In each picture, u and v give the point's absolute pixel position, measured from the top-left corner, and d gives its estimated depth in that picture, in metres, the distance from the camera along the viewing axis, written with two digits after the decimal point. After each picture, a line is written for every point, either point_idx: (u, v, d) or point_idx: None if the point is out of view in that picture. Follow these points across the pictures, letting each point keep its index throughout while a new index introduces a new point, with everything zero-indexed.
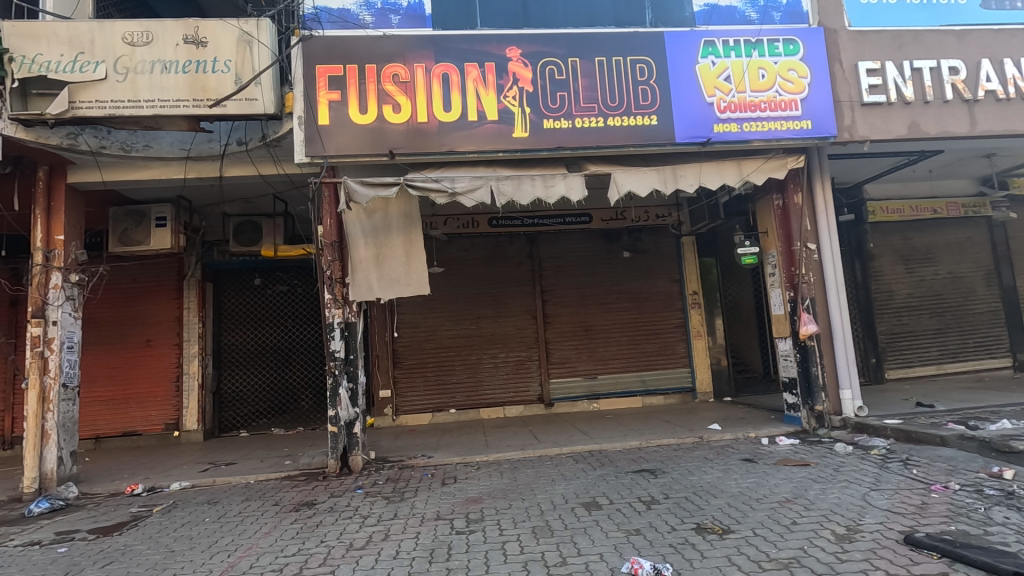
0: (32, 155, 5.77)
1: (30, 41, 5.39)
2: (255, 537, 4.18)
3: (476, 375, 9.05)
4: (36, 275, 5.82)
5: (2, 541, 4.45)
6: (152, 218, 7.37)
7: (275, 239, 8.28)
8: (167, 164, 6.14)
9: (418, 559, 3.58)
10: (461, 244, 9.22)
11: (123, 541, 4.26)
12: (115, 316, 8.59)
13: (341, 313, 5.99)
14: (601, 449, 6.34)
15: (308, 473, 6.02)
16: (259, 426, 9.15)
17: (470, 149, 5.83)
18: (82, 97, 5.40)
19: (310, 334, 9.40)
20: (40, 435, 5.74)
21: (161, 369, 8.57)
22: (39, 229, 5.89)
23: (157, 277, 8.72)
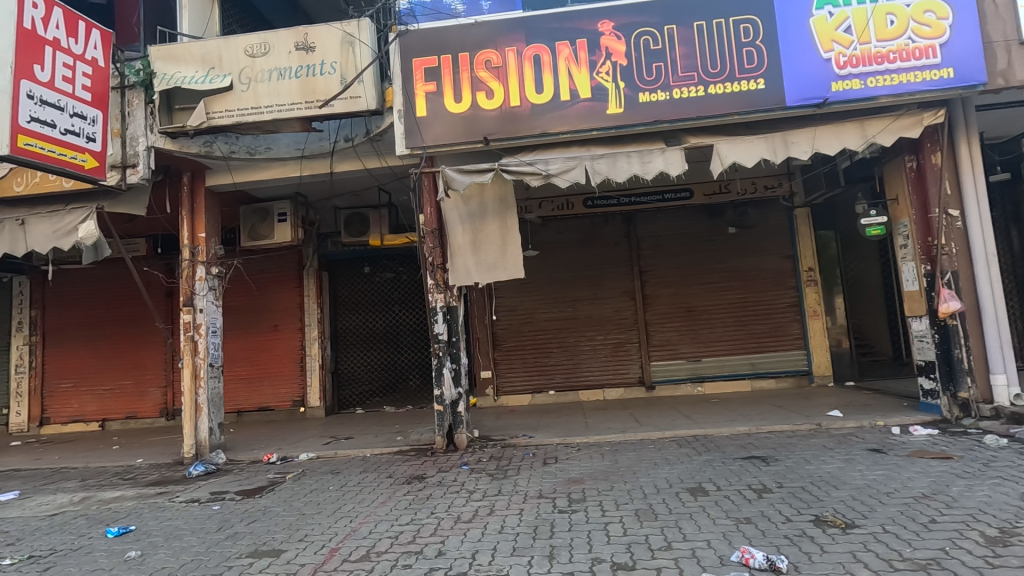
0: (177, 163, 6.56)
1: (171, 62, 6.12)
2: (373, 506, 4.53)
3: (574, 358, 9.05)
4: (185, 268, 6.64)
5: (171, 497, 5.21)
6: (275, 214, 8.09)
7: (382, 230, 8.74)
8: (285, 164, 6.64)
9: (522, 534, 3.69)
10: (556, 227, 9.21)
11: (264, 503, 4.81)
12: (248, 304, 9.62)
13: (443, 297, 6.25)
14: (706, 434, 6.10)
15: (417, 449, 6.39)
16: (372, 404, 9.82)
17: (563, 130, 5.78)
18: (215, 108, 6.02)
19: (415, 317, 9.87)
20: (194, 408, 6.61)
21: (287, 351, 9.48)
22: (185, 228, 6.71)
23: (280, 268, 9.61)
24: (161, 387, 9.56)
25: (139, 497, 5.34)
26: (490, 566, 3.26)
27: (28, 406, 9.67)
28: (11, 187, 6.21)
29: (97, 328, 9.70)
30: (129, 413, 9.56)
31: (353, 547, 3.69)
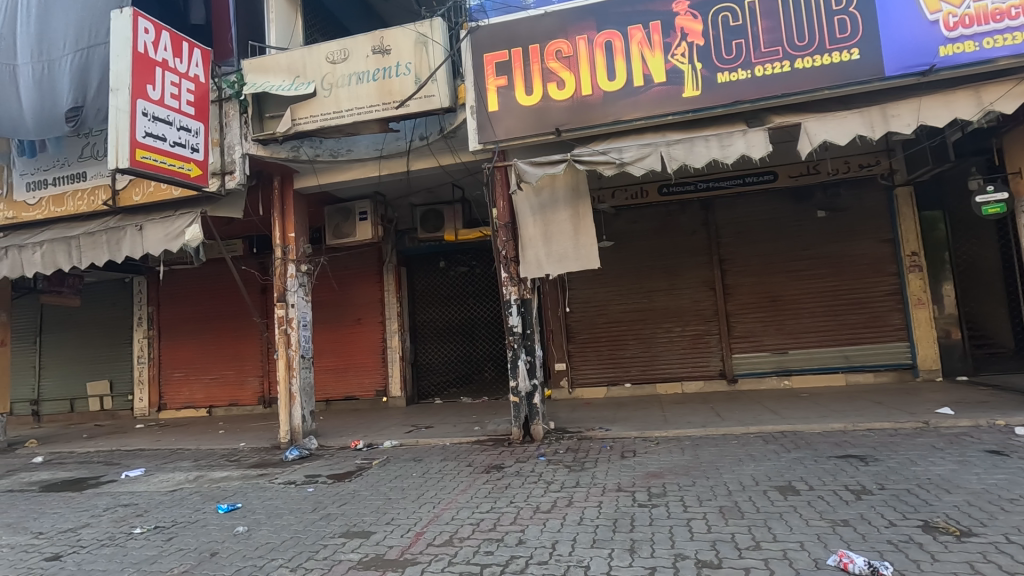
0: (269, 168, 7.02)
1: (260, 73, 6.55)
2: (455, 493, 4.67)
3: (650, 350, 8.85)
4: (277, 267, 7.12)
5: (271, 478, 5.64)
6: (356, 213, 8.48)
7: (456, 225, 8.96)
8: (364, 165, 6.92)
9: (602, 527, 3.67)
10: (630, 216, 9.02)
11: (353, 487, 5.09)
12: (333, 299, 10.17)
13: (517, 290, 6.30)
14: (796, 430, 5.78)
15: (495, 439, 6.51)
16: (450, 395, 10.11)
17: (636, 117, 5.64)
18: (301, 114, 6.40)
19: (489, 310, 10.00)
20: (288, 396, 7.09)
21: (370, 343, 9.95)
22: (277, 229, 7.18)
23: (362, 264, 10.08)
24: (258, 377, 10.33)
25: (244, 477, 5.82)
26: (570, 557, 3.27)
27: (148, 393, 10.79)
28: (130, 197, 6.94)
29: (203, 323, 10.62)
30: (232, 400, 10.41)
31: (437, 532, 3.83)
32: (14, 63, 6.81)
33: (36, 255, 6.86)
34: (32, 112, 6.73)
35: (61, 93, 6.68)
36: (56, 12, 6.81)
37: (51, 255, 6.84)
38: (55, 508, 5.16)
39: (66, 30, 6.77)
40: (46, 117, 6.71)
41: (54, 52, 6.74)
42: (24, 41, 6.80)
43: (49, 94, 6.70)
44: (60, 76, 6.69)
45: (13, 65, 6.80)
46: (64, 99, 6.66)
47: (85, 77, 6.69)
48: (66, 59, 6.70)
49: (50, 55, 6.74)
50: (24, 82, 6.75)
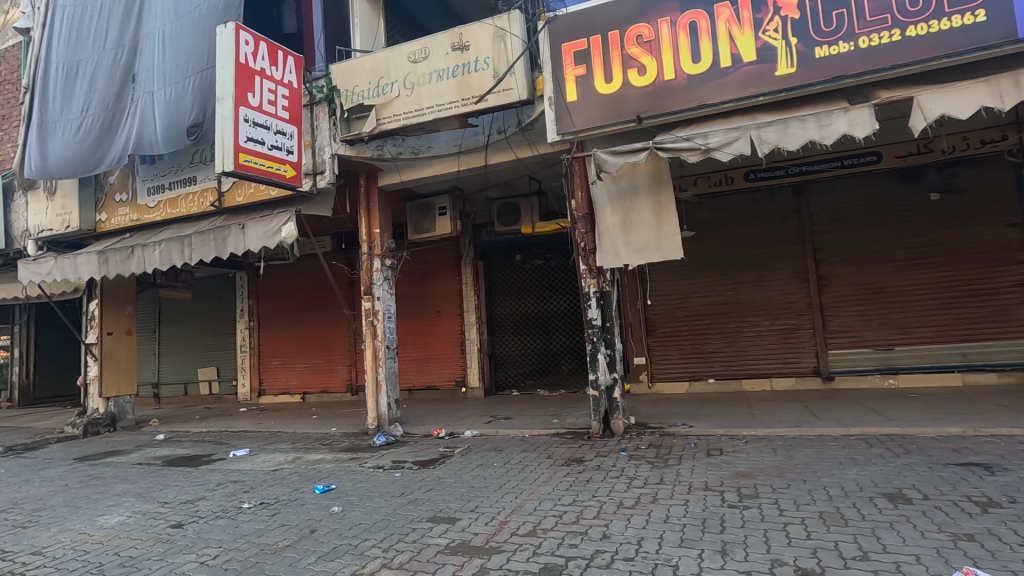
0: (355, 167, 7.34)
1: (348, 78, 6.88)
2: (536, 484, 4.70)
3: (736, 345, 8.45)
4: (364, 261, 7.45)
5: (362, 462, 5.94)
6: (436, 209, 8.71)
7: (533, 217, 9.05)
8: (444, 161, 7.06)
9: (690, 526, 3.56)
10: (713, 205, 8.63)
11: (438, 474, 5.25)
12: (414, 292, 10.53)
13: (596, 283, 6.21)
14: (904, 434, 5.30)
15: (574, 432, 6.48)
16: (527, 387, 10.17)
17: (724, 100, 5.36)
18: (385, 114, 6.65)
19: (566, 303, 9.93)
20: (375, 385, 7.42)
21: (449, 335, 10.22)
22: (363, 225, 7.51)
23: (441, 258, 10.34)
24: (347, 366, 10.90)
25: (337, 460, 6.16)
26: (657, 555, 3.19)
27: (249, 379, 11.69)
28: (233, 198, 7.54)
29: (297, 315, 11.35)
30: (323, 388, 11.07)
31: (521, 522, 3.87)
32: (153, 90, 7.56)
33: (155, 253, 7.55)
34: (164, 131, 7.38)
35: (186, 111, 7.26)
36: (182, 37, 7.41)
37: (167, 253, 7.48)
38: (176, 481, 5.72)
39: (189, 53, 7.33)
40: (175, 134, 7.34)
41: (181, 75, 7.34)
42: (160, 68, 7.51)
43: (177, 113, 7.32)
44: (186, 96, 7.28)
45: (152, 91, 7.55)
46: (189, 115, 7.25)
47: (207, 94, 7.24)
48: (191, 80, 7.28)
49: (177, 78, 7.35)
50: (158, 105, 7.43)
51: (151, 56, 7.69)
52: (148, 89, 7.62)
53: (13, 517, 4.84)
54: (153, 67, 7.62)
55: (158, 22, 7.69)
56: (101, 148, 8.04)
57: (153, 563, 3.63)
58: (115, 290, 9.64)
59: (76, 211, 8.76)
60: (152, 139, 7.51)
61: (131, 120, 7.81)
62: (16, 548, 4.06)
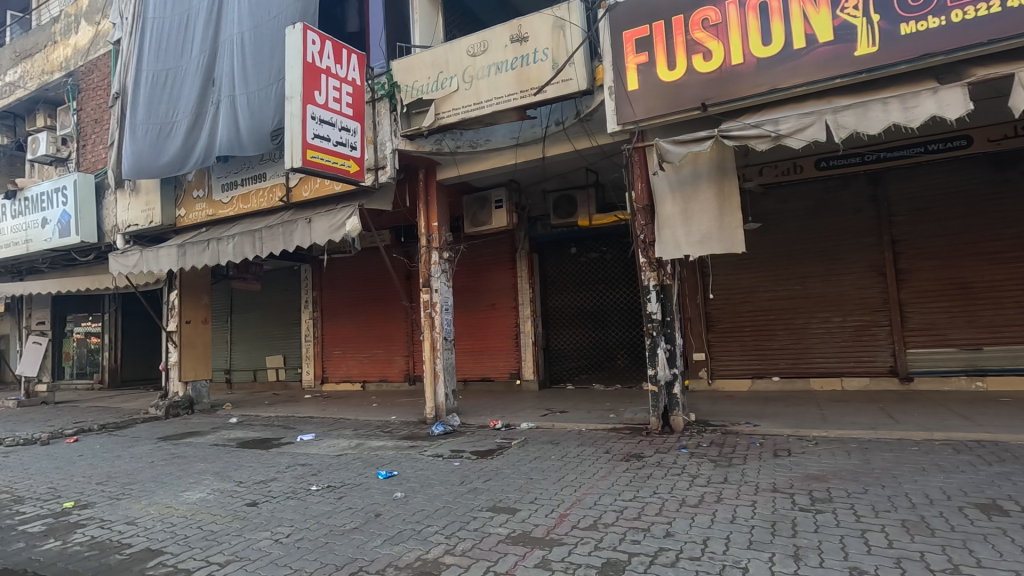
0: (414, 161, 7.48)
1: (408, 73, 7.01)
2: (595, 478, 4.66)
3: (803, 342, 8.07)
4: (423, 254, 7.59)
5: (421, 450, 6.08)
6: (492, 202, 8.75)
7: (590, 210, 8.93)
8: (501, 154, 7.06)
9: (759, 528, 3.43)
10: (780, 194, 8.25)
11: (496, 464, 5.30)
12: (470, 285, 10.64)
13: (655, 276, 6.07)
14: (996, 440, 4.91)
15: (632, 428, 6.38)
16: (581, 380, 10.08)
17: (796, 84, 5.09)
18: (444, 108, 6.73)
19: (622, 296, 9.76)
20: (433, 375, 7.56)
21: (504, 327, 10.29)
22: (422, 218, 7.64)
23: (496, 251, 10.41)
24: (404, 356, 11.18)
25: (397, 447, 6.33)
26: (725, 556, 3.09)
27: (313, 367, 12.19)
28: (300, 193, 7.87)
29: (357, 306, 11.73)
30: (382, 377, 11.41)
31: (581, 515, 3.85)
32: (234, 94, 7.97)
33: (229, 246, 7.97)
34: (246, 134, 7.81)
35: (268, 116, 7.65)
36: (262, 45, 7.78)
37: (239, 246, 7.88)
38: (249, 462, 6.05)
39: (269, 60, 7.69)
40: (257, 138, 7.75)
41: (262, 82, 7.71)
42: (241, 74, 7.90)
43: (259, 118, 7.72)
44: (268, 102, 7.64)
45: (234, 96, 7.96)
46: (271, 121, 7.63)
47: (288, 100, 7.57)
48: (273, 86, 7.62)
49: (258, 84, 7.73)
50: (241, 110, 7.85)
51: (231, 62, 8.09)
52: (229, 94, 8.03)
53: (108, 489, 5.26)
54: (233, 73, 8.03)
55: (237, 30, 8.05)
56: (186, 150, 8.55)
57: (233, 538, 3.85)
58: (193, 281, 10.26)
59: (159, 208, 9.37)
60: (234, 141, 7.93)
61: (213, 123, 8.27)
62: (112, 517, 4.42)
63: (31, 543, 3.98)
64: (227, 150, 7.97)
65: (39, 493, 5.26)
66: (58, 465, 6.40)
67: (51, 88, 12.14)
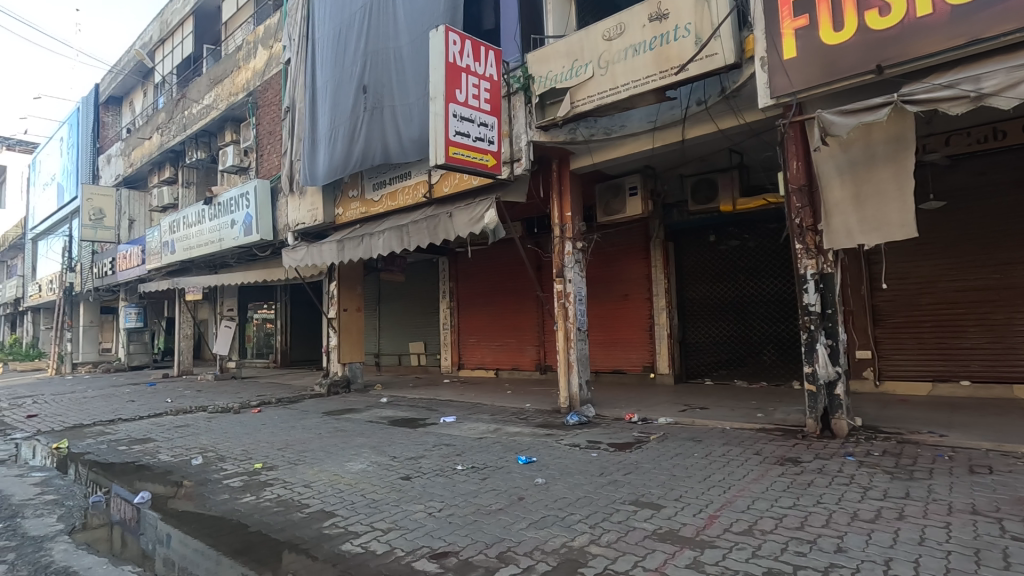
0: (548, 152, 7.53)
1: (543, 63, 7.06)
2: (747, 481, 4.35)
3: (1003, 341, 6.79)
4: (556, 244, 7.62)
5: (558, 438, 6.14)
6: (626, 189, 8.53)
7: (733, 194, 8.34)
8: (637, 139, 6.78)
9: (956, 554, 2.95)
10: (973, 166, 7.02)
11: (635, 458, 5.18)
12: (602, 275, 10.52)
13: (814, 263, 5.49)
14: None
15: (785, 430, 5.85)
16: (721, 376, 9.46)
17: (1006, 30, 4.23)
18: (579, 96, 6.67)
19: (769, 286, 8.98)
20: (567, 365, 7.57)
21: (638, 319, 10.01)
22: (556, 209, 7.65)
23: (629, 241, 10.15)
24: (535, 346, 11.36)
25: (534, 434, 6.46)
26: None
27: (450, 354, 12.89)
28: (442, 189, 8.35)
29: (491, 296, 12.16)
30: (514, 365, 11.71)
31: (734, 519, 3.61)
32: (391, 104, 8.66)
33: (379, 241, 8.65)
34: (406, 141, 8.45)
35: (425, 123, 8.21)
36: (414, 55, 8.36)
37: (388, 240, 8.52)
38: (400, 439, 6.56)
39: (424, 70, 8.20)
40: (414, 143, 8.37)
41: (419, 91, 8.27)
42: (400, 86, 8.53)
43: (415, 125, 8.33)
44: (425, 109, 8.18)
45: (393, 106, 8.63)
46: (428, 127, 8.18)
47: None
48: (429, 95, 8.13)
49: (416, 94, 8.30)
50: (401, 119, 8.52)
51: (385, 72, 8.80)
52: (385, 103, 8.76)
53: (287, 454, 6.03)
54: (388, 83, 8.73)
55: (394, 42, 8.66)
56: (345, 156, 9.43)
57: (391, 507, 4.20)
58: (349, 273, 11.36)
59: (321, 208, 10.48)
60: (391, 148, 8.69)
61: (367, 130, 9.03)
62: (292, 480, 5.04)
63: (233, 496, 4.69)
64: (387, 156, 8.76)
65: (236, 454, 6.19)
66: (248, 431, 7.47)
67: (236, 107, 14.12)
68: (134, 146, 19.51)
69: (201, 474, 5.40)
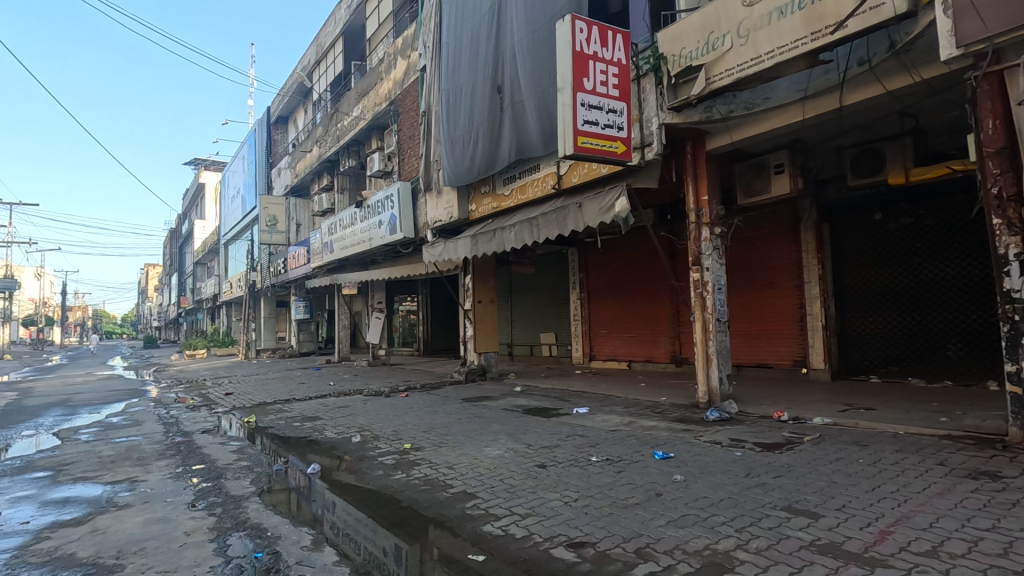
0: (681, 133, 7.15)
1: (675, 40, 6.71)
2: (928, 495, 3.77)
3: None
4: (692, 231, 7.24)
5: (697, 435, 5.83)
6: (771, 167, 7.81)
7: (905, 163, 7.32)
8: (784, 111, 6.13)
9: None
10: None
11: (786, 460, 4.75)
12: (744, 261, 9.79)
13: (1017, 241, 4.58)
14: None
15: (978, 439, 4.97)
16: (891, 373, 8.30)
17: None
18: (715, 71, 6.26)
19: (953, 270, 7.68)
20: (705, 358, 7.15)
21: (786, 308, 9.16)
22: (691, 193, 7.24)
23: (774, 224, 9.32)
24: (670, 337, 10.91)
25: (671, 429, 6.21)
26: None
27: (581, 345, 12.88)
28: (571, 180, 8.35)
29: (622, 286, 11.92)
30: (647, 357, 11.38)
31: (912, 537, 3.16)
32: (520, 99, 8.87)
33: (511, 234, 8.88)
34: (537, 135, 8.63)
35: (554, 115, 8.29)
36: (539, 47, 8.44)
37: (519, 233, 8.70)
38: (534, 427, 6.69)
39: (549, 61, 8.26)
40: (545, 136, 8.51)
41: (545, 83, 8.34)
42: (527, 79, 8.69)
43: (545, 117, 8.47)
44: (553, 101, 8.25)
45: (522, 101, 8.83)
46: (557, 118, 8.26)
47: None
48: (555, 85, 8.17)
49: (542, 85, 8.39)
50: (530, 113, 8.69)
51: (515, 69, 8.99)
52: (514, 99, 9.01)
53: (431, 437, 6.47)
54: (516, 79, 8.94)
55: (518, 37, 8.83)
56: (481, 156, 9.89)
57: (528, 493, 4.30)
58: (482, 266, 11.82)
59: (456, 206, 11.04)
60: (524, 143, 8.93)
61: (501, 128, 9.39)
62: (437, 461, 5.40)
63: (387, 472, 5.15)
64: (521, 151, 9.01)
65: (388, 434, 6.78)
66: (397, 414, 8.15)
67: (380, 116, 15.35)
68: (299, 159, 22.14)
69: (360, 451, 6.00)
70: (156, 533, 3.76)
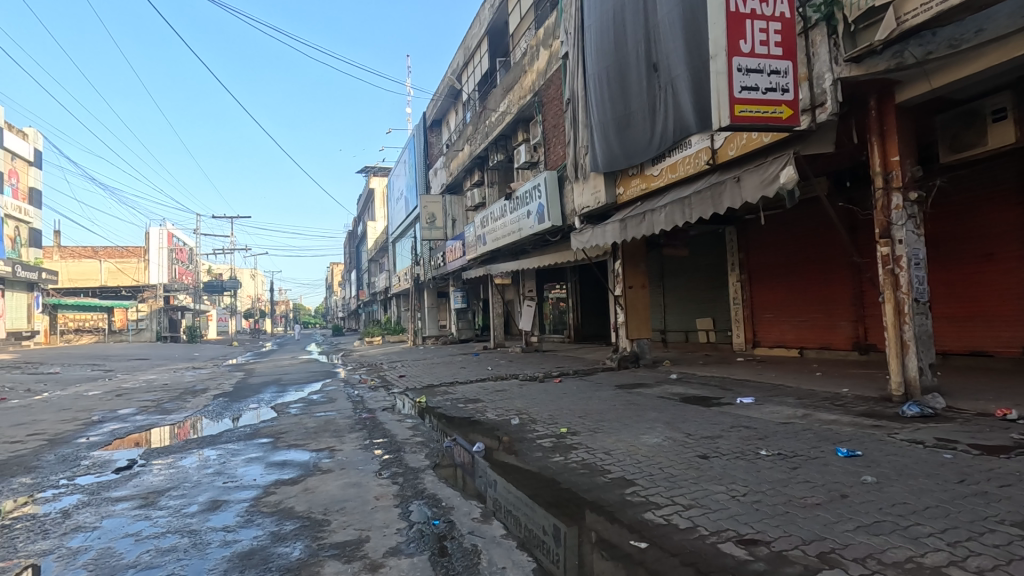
0: (862, 88, 6.22)
1: None
2: None
3: None
4: (879, 199, 6.29)
5: (891, 432, 5.09)
6: (988, 114, 6.47)
7: None
8: (1005, 43, 4.95)
9: None
10: None
11: (1016, 467, 3.94)
12: (951, 230, 8.26)
13: None
14: None
15: None
16: None
17: None
18: (907, 9, 5.33)
19: None
20: (900, 344, 6.20)
21: (1012, 285, 7.53)
22: (876, 156, 6.29)
23: (991, 183, 7.72)
24: (852, 321, 9.63)
25: (856, 424, 5.51)
26: None
27: (743, 330, 11.97)
28: (727, 153, 7.77)
29: (790, 266, 10.82)
30: (823, 344, 10.20)
31: None
32: (672, 75, 8.49)
33: (661, 216, 8.53)
34: (690, 113, 8.20)
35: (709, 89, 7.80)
36: (690, 18, 7.97)
37: (670, 214, 8.30)
38: (693, 417, 6.40)
39: (703, 31, 7.76)
40: (698, 113, 8.04)
41: (699, 55, 7.87)
42: (678, 54, 8.27)
43: (699, 93, 8.00)
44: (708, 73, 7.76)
45: (674, 77, 8.45)
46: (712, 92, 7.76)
47: None
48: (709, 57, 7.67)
49: (696, 58, 7.92)
50: (683, 90, 8.28)
51: (665, 44, 8.60)
52: (666, 76, 8.65)
53: (587, 422, 6.53)
54: (667, 55, 8.56)
55: (667, 10, 8.42)
56: (634, 139, 9.73)
57: (691, 484, 4.14)
58: (632, 251, 11.54)
59: (603, 190, 10.93)
60: (677, 121, 8.55)
61: (654, 108, 9.11)
62: (594, 447, 5.44)
63: (545, 454, 5.32)
64: (675, 131, 8.66)
65: (544, 418, 6.99)
66: (552, 399, 8.36)
67: (526, 108, 15.71)
68: (452, 158, 23.60)
69: (519, 432, 6.28)
70: (352, 495, 4.34)
